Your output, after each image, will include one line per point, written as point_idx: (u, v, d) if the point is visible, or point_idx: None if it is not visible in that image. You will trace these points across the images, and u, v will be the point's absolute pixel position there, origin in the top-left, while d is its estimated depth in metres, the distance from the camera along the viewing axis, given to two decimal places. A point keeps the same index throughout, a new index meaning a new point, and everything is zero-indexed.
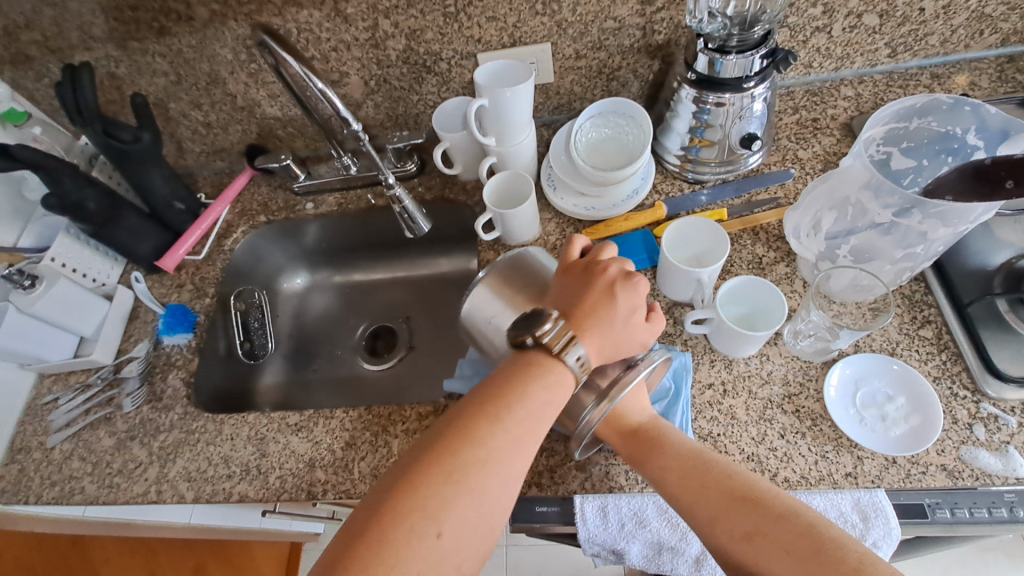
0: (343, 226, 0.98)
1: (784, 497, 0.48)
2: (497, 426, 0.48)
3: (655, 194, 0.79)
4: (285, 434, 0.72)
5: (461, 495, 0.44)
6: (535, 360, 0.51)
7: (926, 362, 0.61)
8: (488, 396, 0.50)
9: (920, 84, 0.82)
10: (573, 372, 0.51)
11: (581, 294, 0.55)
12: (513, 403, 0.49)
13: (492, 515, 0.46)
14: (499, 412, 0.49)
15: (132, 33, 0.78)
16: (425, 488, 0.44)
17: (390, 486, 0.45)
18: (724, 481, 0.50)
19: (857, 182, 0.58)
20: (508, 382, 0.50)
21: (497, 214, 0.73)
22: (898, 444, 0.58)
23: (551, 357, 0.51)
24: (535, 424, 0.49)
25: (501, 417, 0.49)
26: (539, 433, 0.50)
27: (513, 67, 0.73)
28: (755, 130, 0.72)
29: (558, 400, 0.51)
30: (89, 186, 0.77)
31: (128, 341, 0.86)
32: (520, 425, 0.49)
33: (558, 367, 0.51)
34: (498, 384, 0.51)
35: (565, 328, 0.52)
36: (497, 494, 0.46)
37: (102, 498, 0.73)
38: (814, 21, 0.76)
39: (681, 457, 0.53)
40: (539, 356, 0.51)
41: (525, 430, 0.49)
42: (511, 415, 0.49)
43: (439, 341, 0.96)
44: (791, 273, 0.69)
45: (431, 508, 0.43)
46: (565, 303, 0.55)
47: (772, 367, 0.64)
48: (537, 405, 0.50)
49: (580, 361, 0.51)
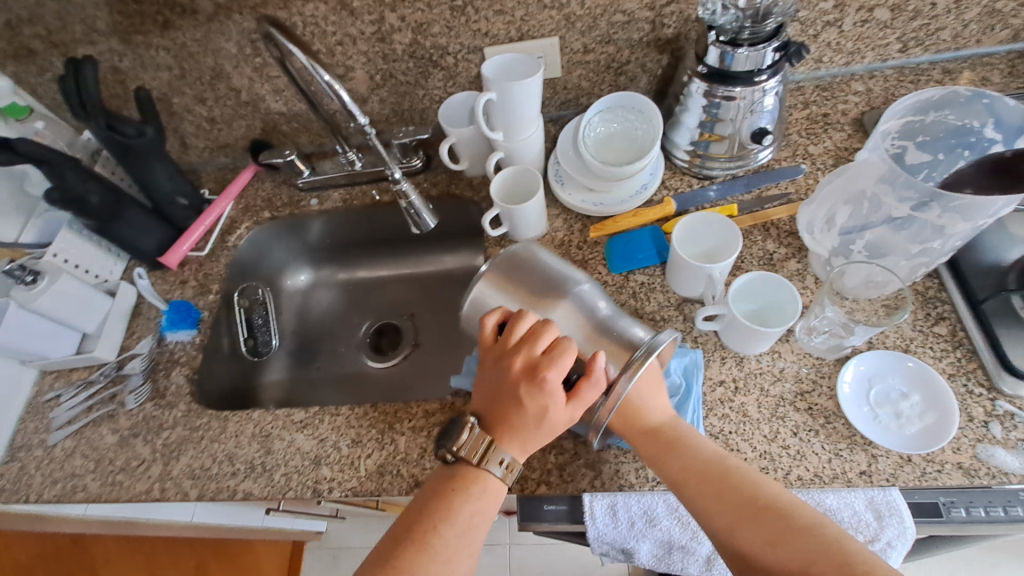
0: (348, 222, 0.97)
1: (808, 509, 0.48)
2: (427, 554, 0.50)
3: (664, 190, 0.78)
4: (290, 431, 0.71)
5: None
6: (462, 475, 0.54)
7: (941, 359, 0.61)
8: (419, 520, 0.52)
9: (931, 79, 0.81)
10: (498, 478, 0.54)
11: (500, 391, 0.55)
12: (443, 524, 0.52)
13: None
14: (428, 537, 0.51)
15: (136, 27, 0.77)
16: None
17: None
18: (747, 489, 0.50)
19: (874, 176, 0.58)
20: (438, 503, 0.53)
21: (504, 209, 0.72)
22: (913, 442, 0.57)
23: (473, 468, 0.54)
24: (465, 540, 0.51)
25: (431, 544, 0.51)
26: (471, 548, 0.52)
27: (520, 61, 0.72)
28: (767, 124, 0.72)
29: (489, 508, 0.54)
30: (92, 180, 0.76)
31: (131, 338, 0.85)
32: (451, 547, 0.51)
33: (482, 476, 0.54)
34: (428, 506, 0.53)
35: (480, 437, 0.54)
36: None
37: (105, 496, 0.72)
38: (825, 15, 0.75)
39: (702, 461, 0.52)
40: (464, 470, 0.54)
41: (456, 549, 0.51)
42: (439, 542, 0.51)
43: (444, 338, 0.95)
44: (802, 269, 0.68)
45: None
46: (487, 402, 0.56)
47: (784, 364, 0.63)
48: (465, 524, 0.52)
49: (503, 465, 0.54)
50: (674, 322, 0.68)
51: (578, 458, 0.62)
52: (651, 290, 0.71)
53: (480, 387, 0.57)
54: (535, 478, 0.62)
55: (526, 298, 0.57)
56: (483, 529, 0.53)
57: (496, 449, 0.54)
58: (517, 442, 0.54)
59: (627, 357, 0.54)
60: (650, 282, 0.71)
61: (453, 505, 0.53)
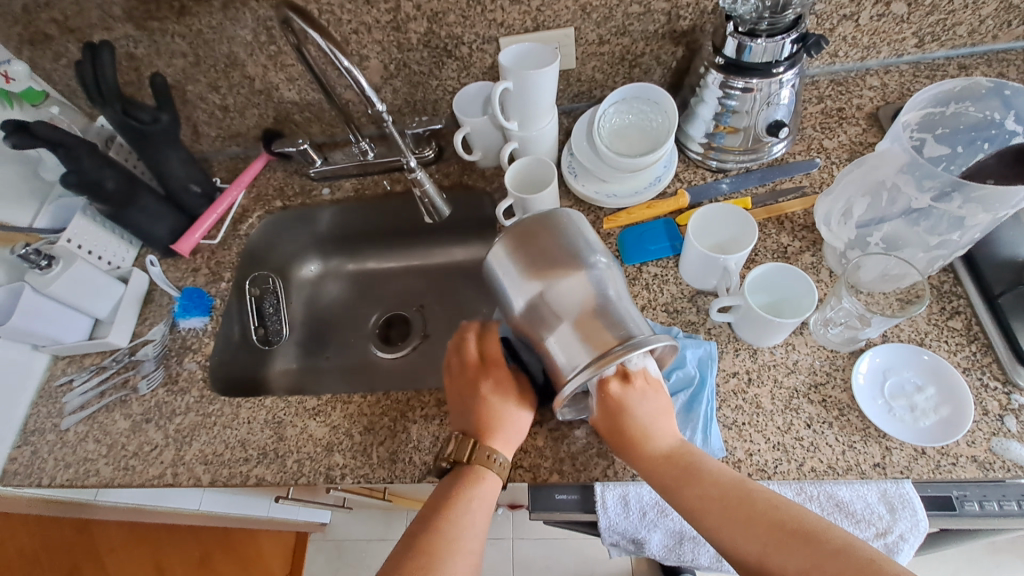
0: (359, 213, 0.97)
1: (836, 529, 0.47)
2: (445, 524, 0.53)
3: (677, 183, 0.78)
4: (303, 418, 0.72)
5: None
6: (459, 472, 0.57)
7: (956, 353, 0.61)
8: (433, 503, 0.56)
9: (947, 75, 0.81)
10: (496, 471, 0.57)
11: (464, 399, 0.61)
12: (456, 500, 0.55)
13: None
14: (444, 512, 0.54)
15: (152, 13, 0.77)
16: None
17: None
18: (771, 514, 0.49)
19: (895, 165, 0.58)
20: (449, 488, 0.57)
21: (518, 199, 0.72)
22: (927, 434, 0.57)
23: (467, 466, 0.57)
24: (478, 510, 0.55)
25: (447, 518, 0.54)
26: (484, 520, 0.55)
27: (536, 51, 0.72)
28: (782, 117, 0.71)
29: (492, 491, 0.57)
30: (107, 165, 0.76)
31: (143, 324, 0.85)
32: (466, 519, 0.54)
33: (481, 470, 0.56)
34: (440, 492, 0.57)
35: (470, 442, 0.57)
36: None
37: (118, 480, 0.72)
38: (841, 9, 0.75)
39: (719, 488, 0.51)
40: (459, 471, 0.57)
41: (471, 519, 0.54)
42: (455, 515, 0.54)
43: (454, 329, 0.95)
44: (817, 262, 0.68)
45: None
46: (458, 416, 0.61)
47: (798, 356, 0.63)
48: (475, 499, 0.55)
49: (499, 461, 0.57)
50: (687, 314, 0.68)
51: (590, 448, 0.62)
52: (664, 282, 0.71)
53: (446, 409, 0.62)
54: (548, 467, 0.62)
55: (534, 264, 0.55)
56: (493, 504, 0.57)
57: (483, 445, 0.57)
58: (498, 433, 0.58)
59: (609, 346, 0.53)
60: (664, 274, 0.71)
61: (462, 487, 0.56)
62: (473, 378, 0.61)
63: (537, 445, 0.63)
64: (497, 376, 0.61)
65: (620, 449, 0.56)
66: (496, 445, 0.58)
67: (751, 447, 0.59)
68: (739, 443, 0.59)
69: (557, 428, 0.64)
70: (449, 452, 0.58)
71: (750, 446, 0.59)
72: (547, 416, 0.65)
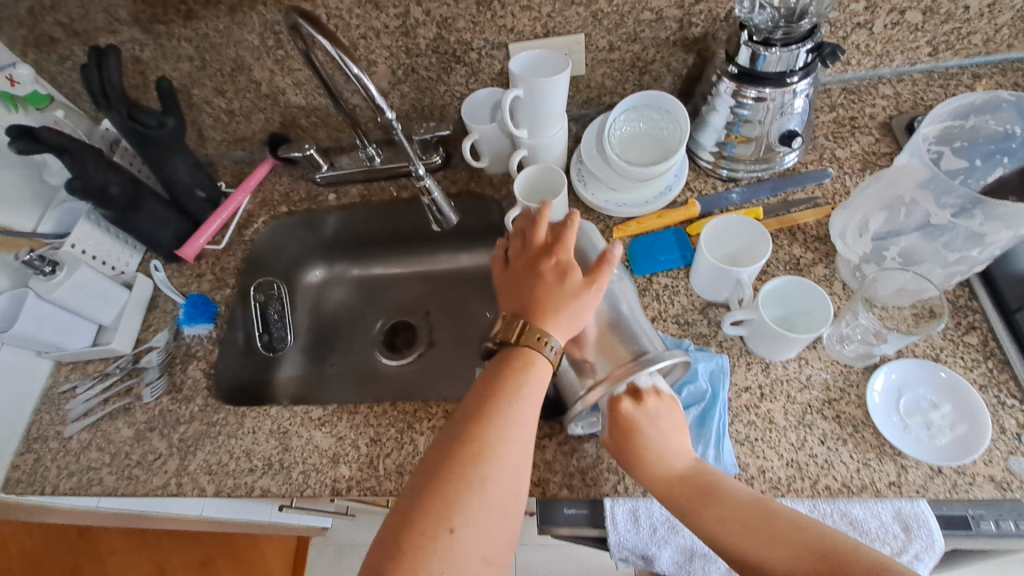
0: (364, 219, 0.96)
1: (865, 548, 0.46)
2: (486, 425, 0.50)
3: (688, 192, 0.77)
4: (308, 428, 0.71)
5: (465, 491, 0.47)
6: (507, 356, 0.53)
7: (972, 369, 0.60)
8: (474, 400, 0.52)
9: (961, 84, 0.80)
10: (547, 357, 0.52)
11: (520, 282, 0.57)
12: (499, 397, 0.51)
13: (504, 501, 0.48)
14: (485, 410, 0.50)
15: (159, 17, 0.77)
16: (431, 493, 0.47)
17: (409, 493, 0.48)
18: (795, 534, 0.48)
19: (913, 181, 0.58)
20: (492, 381, 0.52)
21: (527, 207, 0.71)
22: (943, 453, 0.56)
23: (516, 349, 0.53)
24: (523, 408, 0.51)
25: (489, 416, 0.50)
26: (529, 418, 0.51)
27: (548, 58, 0.71)
28: (796, 128, 0.71)
29: (542, 386, 0.53)
30: (113, 171, 0.75)
31: (147, 331, 0.85)
32: (510, 418, 0.50)
33: (530, 354, 0.52)
34: (481, 386, 0.52)
35: (519, 318, 0.54)
36: (502, 478, 0.48)
37: (122, 489, 0.72)
38: (856, 17, 0.74)
39: (738, 507, 0.51)
40: (507, 354, 0.53)
41: (515, 418, 0.50)
42: (497, 414, 0.50)
43: (460, 337, 0.94)
44: (830, 274, 0.67)
45: (439, 508, 0.46)
46: (511, 300, 0.57)
47: (811, 371, 0.62)
48: (521, 394, 0.51)
49: (552, 346, 0.53)
50: (698, 326, 0.67)
51: (600, 462, 0.61)
52: (675, 293, 0.70)
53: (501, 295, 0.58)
54: (557, 482, 0.61)
55: None
56: (539, 400, 0.52)
57: (534, 327, 0.53)
58: (552, 317, 0.53)
59: (623, 361, 0.54)
60: (674, 285, 0.71)
61: (507, 380, 0.52)
62: (532, 261, 0.57)
63: (546, 459, 0.62)
64: (561, 260, 0.56)
65: (633, 469, 0.55)
66: (549, 329, 0.53)
67: (764, 463, 0.58)
68: (752, 459, 0.58)
69: (566, 442, 0.63)
70: (497, 333, 0.55)
71: (763, 463, 0.58)
72: (557, 429, 0.64)
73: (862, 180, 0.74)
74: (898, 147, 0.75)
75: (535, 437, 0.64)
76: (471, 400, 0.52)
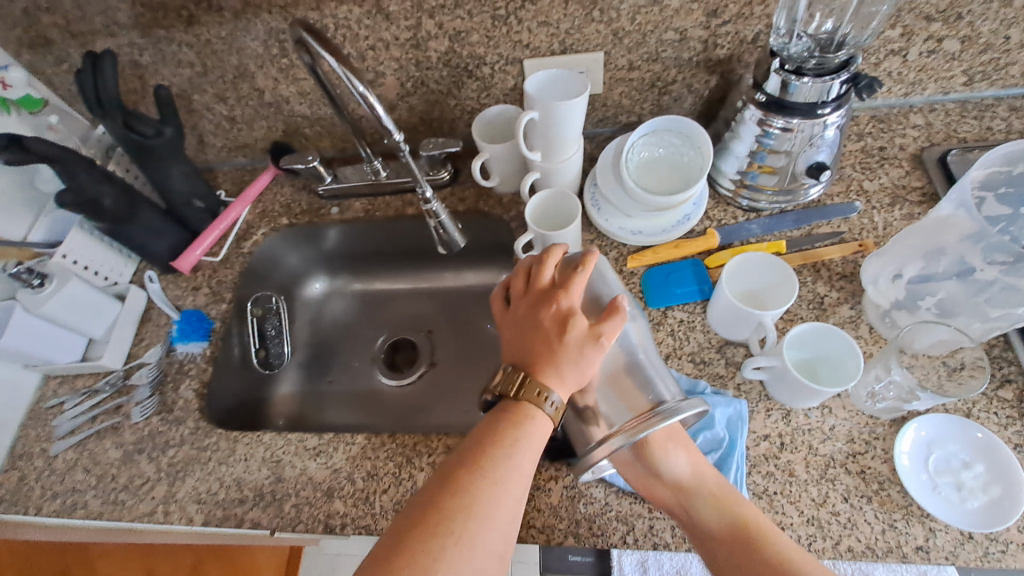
0: (367, 234, 0.93)
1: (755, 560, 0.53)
2: (478, 474, 0.47)
3: (706, 221, 0.73)
4: (303, 458, 0.68)
5: (450, 545, 0.43)
6: (505, 407, 0.50)
7: (1006, 427, 0.56)
8: (467, 448, 0.49)
9: (997, 116, 0.76)
10: (547, 412, 0.49)
11: (522, 327, 0.53)
12: (493, 447, 0.48)
13: (490, 560, 0.44)
14: (478, 458, 0.48)
15: (159, 21, 0.73)
16: (413, 544, 0.43)
17: (390, 540, 0.45)
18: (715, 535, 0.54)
19: (958, 233, 0.56)
20: (487, 430, 0.50)
21: (539, 234, 0.68)
22: (976, 518, 0.53)
23: (514, 402, 0.50)
24: (518, 463, 0.48)
25: (483, 465, 0.47)
26: (524, 472, 0.48)
27: (565, 78, 0.68)
28: (824, 159, 0.67)
29: (539, 441, 0.49)
30: (106, 182, 0.72)
31: (139, 346, 0.81)
32: (503, 471, 0.47)
33: (529, 409, 0.49)
34: (475, 435, 0.50)
35: (516, 371, 0.51)
36: (490, 534, 0.45)
37: (106, 515, 0.69)
38: (890, 44, 0.70)
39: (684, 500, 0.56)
40: (505, 405, 0.50)
41: (508, 472, 0.47)
42: (490, 465, 0.47)
43: (462, 358, 0.91)
44: (856, 316, 0.64)
45: (421, 560, 0.43)
46: (513, 346, 0.54)
47: (835, 422, 0.59)
48: (517, 447, 0.48)
49: (553, 401, 0.49)
50: (715, 366, 0.64)
51: (608, 510, 0.58)
52: (691, 329, 0.66)
53: (503, 338, 0.55)
54: (562, 529, 0.58)
55: None
56: (535, 455, 0.49)
57: (533, 381, 0.50)
58: (552, 371, 0.50)
59: (638, 409, 0.51)
60: (690, 320, 0.67)
61: (502, 431, 0.49)
62: (536, 305, 0.53)
63: (552, 504, 0.59)
64: (565, 307, 0.52)
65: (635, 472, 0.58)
66: (550, 383, 0.50)
67: (782, 520, 0.55)
68: (769, 515, 0.55)
69: (573, 486, 0.60)
70: (496, 382, 0.52)
71: (781, 519, 0.55)
72: (563, 472, 0.60)
73: (891, 215, 0.70)
74: (929, 182, 0.72)
75: (540, 480, 0.60)
76: (467, 442, 0.50)
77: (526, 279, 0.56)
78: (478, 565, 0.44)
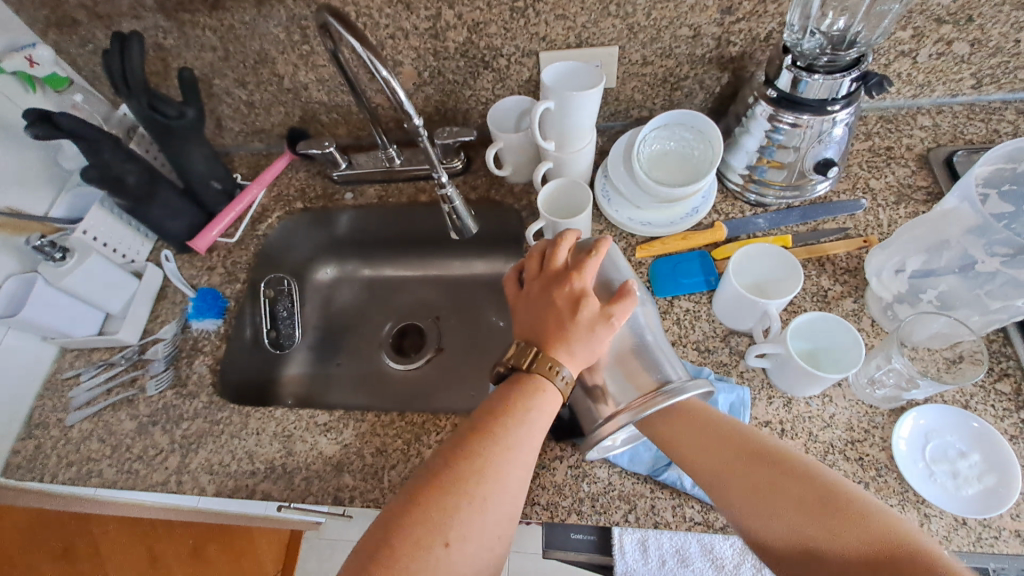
0: (379, 219, 0.94)
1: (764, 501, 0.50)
2: (491, 440, 0.48)
3: (714, 214, 0.75)
4: (313, 433, 0.69)
5: (463, 506, 0.45)
6: (516, 380, 0.52)
7: (1003, 419, 0.58)
8: (479, 416, 0.50)
9: (1003, 119, 0.78)
10: (557, 386, 0.51)
11: (536, 306, 0.55)
12: (505, 416, 0.49)
13: (499, 522, 0.46)
14: (491, 426, 0.49)
15: (185, 5, 0.75)
16: (428, 504, 0.45)
17: (405, 500, 0.46)
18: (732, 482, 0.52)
19: (960, 226, 0.58)
20: (499, 400, 0.51)
21: (551, 221, 0.69)
22: (971, 504, 0.54)
23: (525, 376, 0.52)
24: (529, 431, 0.49)
25: (495, 433, 0.49)
26: (534, 443, 0.50)
27: (581, 70, 0.70)
28: (832, 155, 0.68)
29: (548, 414, 0.51)
30: (129, 160, 0.74)
31: (154, 322, 0.83)
32: (515, 439, 0.49)
33: (540, 382, 0.51)
34: (488, 405, 0.51)
35: (527, 347, 0.53)
36: (501, 498, 0.47)
37: (120, 483, 0.71)
38: (900, 45, 0.72)
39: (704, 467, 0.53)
40: (517, 378, 0.52)
41: (520, 440, 0.49)
42: (503, 432, 0.49)
43: (468, 344, 0.93)
44: (858, 309, 0.65)
45: (436, 518, 0.44)
46: (526, 323, 0.55)
47: (835, 410, 0.60)
48: (528, 418, 0.50)
49: (563, 376, 0.51)
50: (719, 354, 0.65)
51: (612, 489, 0.60)
52: (696, 318, 0.68)
53: (516, 317, 0.57)
54: (567, 507, 0.59)
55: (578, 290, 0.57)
56: (545, 426, 0.50)
57: (545, 356, 0.51)
58: (563, 347, 0.51)
59: (646, 388, 0.52)
60: (696, 309, 0.69)
61: (513, 402, 0.50)
62: (549, 285, 0.55)
63: (557, 483, 0.60)
64: (577, 287, 0.53)
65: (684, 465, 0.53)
66: (560, 358, 0.51)
67: None
68: None
69: (577, 465, 0.61)
70: (508, 357, 0.53)
71: None
72: (569, 451, 0.62)
73: (896, 213, 0.71)
74: (934, 181, 0.73)
75: (546, 458, 0.62)
76: (480, 410, 0.51)
77: (540, 260, 0.58)
78: (488, 526, 0.45)
